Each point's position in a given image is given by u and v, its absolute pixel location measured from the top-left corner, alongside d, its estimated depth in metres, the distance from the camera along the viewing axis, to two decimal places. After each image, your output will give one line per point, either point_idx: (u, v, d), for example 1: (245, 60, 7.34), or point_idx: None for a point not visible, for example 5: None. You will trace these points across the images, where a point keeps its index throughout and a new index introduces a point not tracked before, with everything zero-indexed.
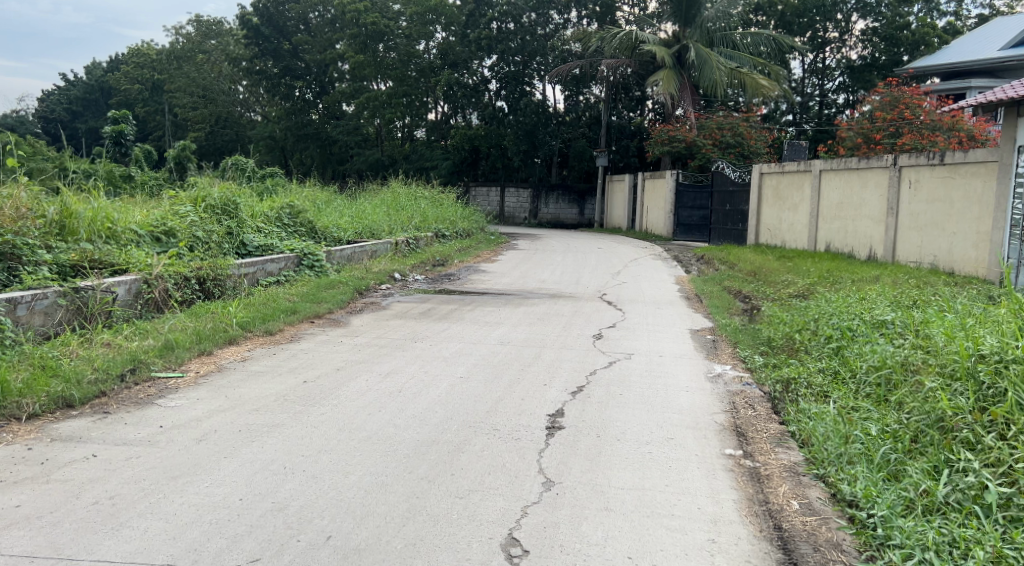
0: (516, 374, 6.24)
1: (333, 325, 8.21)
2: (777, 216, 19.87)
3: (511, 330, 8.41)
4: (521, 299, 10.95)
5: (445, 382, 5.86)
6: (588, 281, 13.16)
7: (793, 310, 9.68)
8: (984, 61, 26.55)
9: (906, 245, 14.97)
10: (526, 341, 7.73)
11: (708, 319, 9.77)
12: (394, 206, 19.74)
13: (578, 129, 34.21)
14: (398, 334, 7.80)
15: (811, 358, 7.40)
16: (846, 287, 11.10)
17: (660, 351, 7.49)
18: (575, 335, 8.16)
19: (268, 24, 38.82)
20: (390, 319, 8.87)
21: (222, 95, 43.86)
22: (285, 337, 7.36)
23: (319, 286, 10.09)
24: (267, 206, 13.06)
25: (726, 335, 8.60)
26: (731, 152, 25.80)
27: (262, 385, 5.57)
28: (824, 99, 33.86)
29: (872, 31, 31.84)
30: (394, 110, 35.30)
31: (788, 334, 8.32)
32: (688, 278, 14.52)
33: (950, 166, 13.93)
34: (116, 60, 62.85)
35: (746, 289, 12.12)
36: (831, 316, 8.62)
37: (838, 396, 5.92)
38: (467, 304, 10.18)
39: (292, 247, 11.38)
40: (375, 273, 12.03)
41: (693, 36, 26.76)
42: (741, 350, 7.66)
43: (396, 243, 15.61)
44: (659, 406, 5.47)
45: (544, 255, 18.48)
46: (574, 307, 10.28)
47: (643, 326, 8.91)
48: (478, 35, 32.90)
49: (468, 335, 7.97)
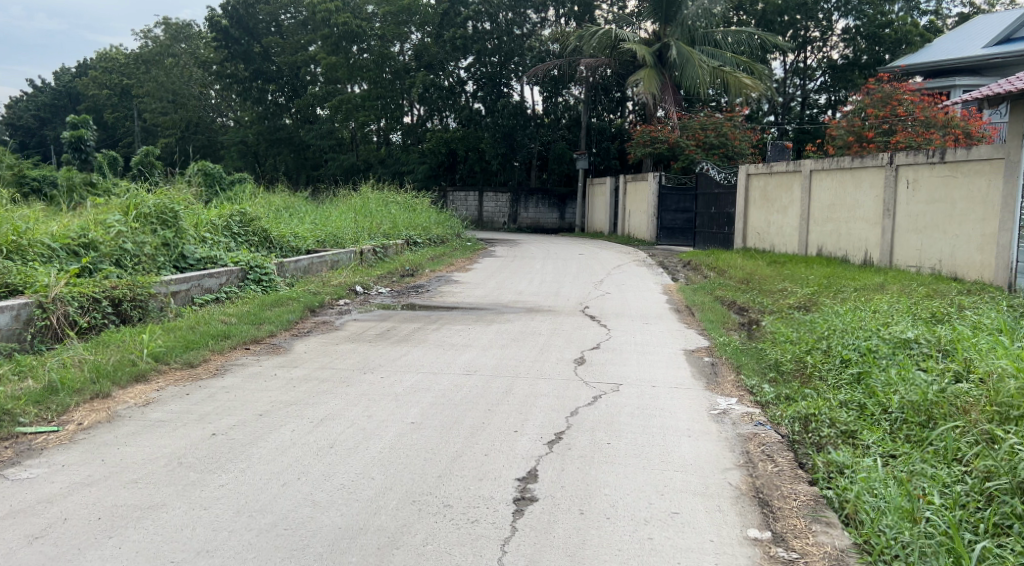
0: (480, 418, 5.11)
1: (271, 352, 7.05)
2: (765, 219, 18.88)
3: (480, 354, 7.30)
4: (493, 315, 9.82)
5: (391, 432, 4.72)
6: (568, 293, 12.08)
7: (797, 326, 8.61)
8: (969, 59, 25.87)
9: (904, 248, 14.00)
10: (494, 370, 6.60)
11: (702, 336, 8.70)
12: (363, 212, 18.57)
13: (558, 132, 33.02)
14: (345, 363, 6.66)
15: (827, 385, 6.34)
16: (851, 297, 10.07)
17: (653, 381, 6.36)
18: (554, 360, 7.03)
19: (237, 25, 37.77)
20: (340, 342, 7.72)
21: (193, 100, 42.42)
22: (209, 369, 6.21)
23: (265, 305, 8.98)
24: (214, 213, 11.89)
25: (726, 357, 7.48)
26: (715, 153, 24.82)
27: (157, 439, 4.41)
28: (805, 100, 33.12)
29: (853, 30, 31.09)
30: (367, 114, 34.27)
31: (793, 355, 7.25)
32: (675, 286, 13.47)
33: (950, 165, 12.96)
34: (85, 66, 61.20)
35: (741, 300, 11.08)
36: (843, 333, 7.56)
37: (874, 443, 4.87)
38: (432, 323, 9.03)
39: (237, 259, 10.21)
40: (333, 287, 10.89)
41: (674, 34, 25.62)
42: (746, 377, 6.58)
43: (361, 252, 14.46)
44: (658, 462, 4.40)
45: (523, 263, 17.41)
46: (554, 324, 9.15)
47: (630, 348, 7.78)
48: (453, 35, 31.92)
49: (428, 363, 6.84)
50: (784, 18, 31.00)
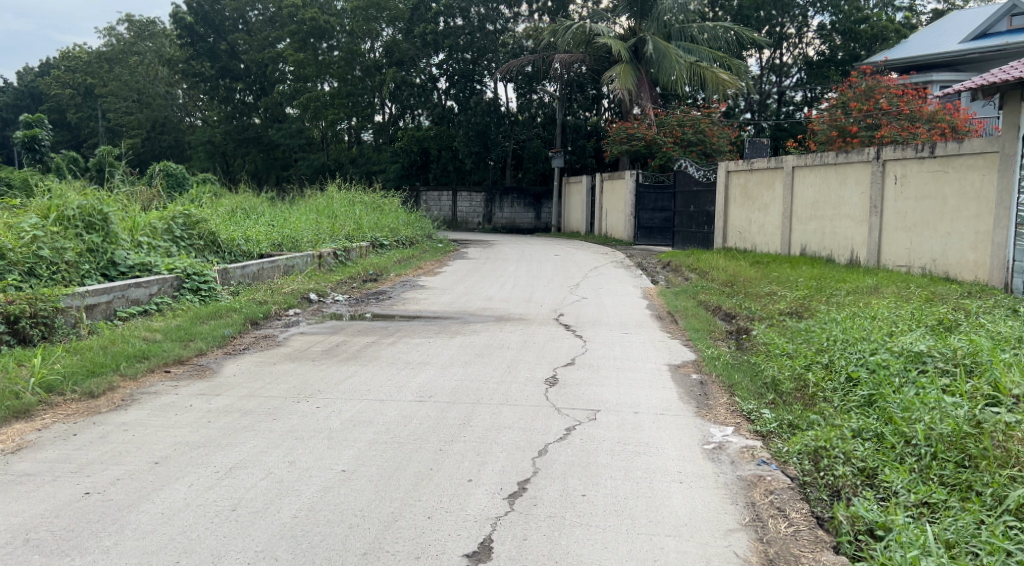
0: (428, 462, 4.21)
1: (194, 376, 6.10)
2: (746, 217, 18.10)
3: (439, 374, 6.40)
4: (458, 325, 8.92)
5: (314, 485, 3.82)
6: (541, 298, 11.19)
7: (792, 335, 7.79)
8: (945, 54, 25.42)
9: (893, 247, 13.26)
10: (451, 395, 5.70)
11: (688, 347, 7.85)
12: (325, 213, 17.59)
13: (533, 130, 32.15)
14: (278, 389, 5.72)
15: (831, 407, 5.51)
16: (846, 302, 9.26)
17: (635, 407, 5.49)
18: (521, 382, 6.13)
19: (203, 22, 36.60)
20: (279, 361, 6.78)
21: (158, 99, 40.94)
22: (113, 399, 5.28)
23: (200, 317, 8.03)
24: (154, 216, 10.91)
25: (716, 373, 6.62)
26: (693, 150, 24.01)
27: (8, 504, 3.47)
28: (782, 97, 32.33)
29: (829, 26, 30.44)
30: (337, 112, 33.36)
31: (792, 371, 6.40)
32: (656, 290, 12.61)
33: (941, 159, 12.24)
34: (48, 64, 59.43)
35: (726, 305, 10.26)
36: (845, 345, 6.74)
37: (903, 488, 4.06)
38: (388, 336, 8.10)
39: (173, 266, 9.23)
40: (282, 296, 9.95)
41: (649, 29, 25.00)
42: (741, 400, 5.74)
43: (319, 256, 13.51)
44: (646, 522, 3.53)
45: (495, 265, 16.54)
46: (524, 336, 8.26)
47: (609, 364, 6.89)
48: (423, 30, 31.00)
49: (376, 386, 5.91)
50: (762, 14, 30.06)
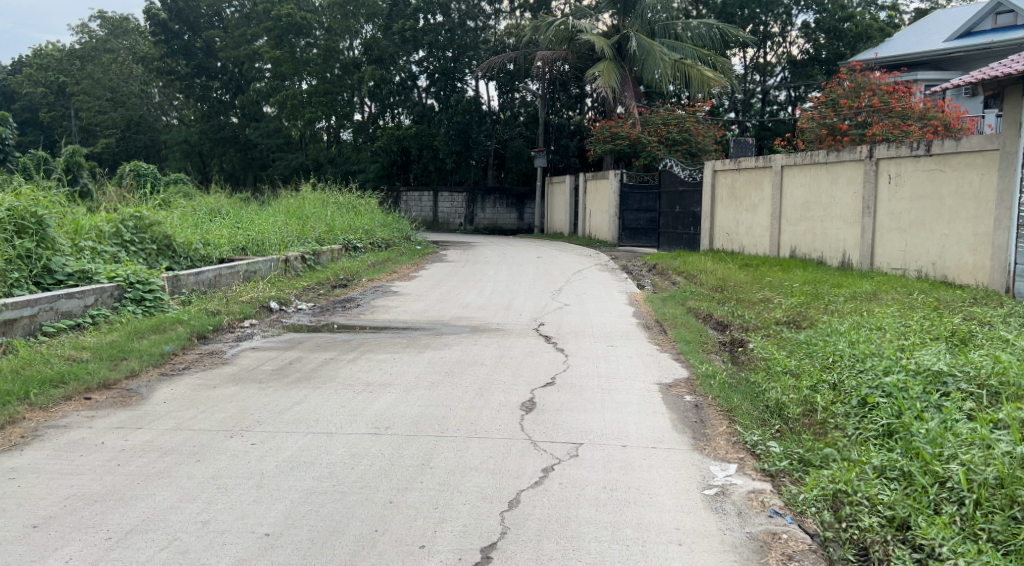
0: (373, 521, 3.47)
1: (117, 404, 5.31)
2: (734, 218, 17.45)
3: (402, 399, 5.66)
4: (429, 337, 8.18)
5: (227, 558, 3.10)
6: (520, 306, 10.44)
7: (793, 349, 7.09)
8: (931, 52, 24.90)
9: (887, 249, 12.62)
10: (412, 426, 4.94)
11: (679, 361, 7.15)
12: (294, 214, 16.78)
13: (515, 129, 31.45)
14: (211, 420, 4.97)
15: (845, 439, 4.79)
16: (847, 310, 8.57)
17: (623, 440, 4.77)
18: (494, 408, 5.38)
19: (177, 19, 35.73)
20: (220, 384, 5.99)
21: (133, 98, 39.83)
22: (10, 437, 4.53)
23: (139, 332, 7.26)
24: (100, 220, 10.12)
25: (712, 394, 5.90)
26: (678, 150, 23.38)
27: None
28: (765, 96, 31.65)
29: (813, 24, 29.94)
30: (315, 110, 31.99)
31: (796, 391, 5.67)
32: (642, 295, 11.92)
33: (937, 157, 11.61)
34: (20, 62, 57.87)
35: (718, 312, 9.59)
36: (853, 363, 6.03)
37: (948, 550, 3.35)
38: (349, 351, 7.32)
39: (115, 274, 8.41)
40: (238, 306, 9.18)
41: (632, 26, 24.43)
42: (742, 430, 5.03)
43: (286, 261, 12.72)
44: None
45: (474, 269, 15.79)
46: (501, 350, 7.52)
47: (593, 384, 6.17)
48: (402, 27, 30.13)
49: (326, 416, 5.14)
50: (746, 12, 29.38)
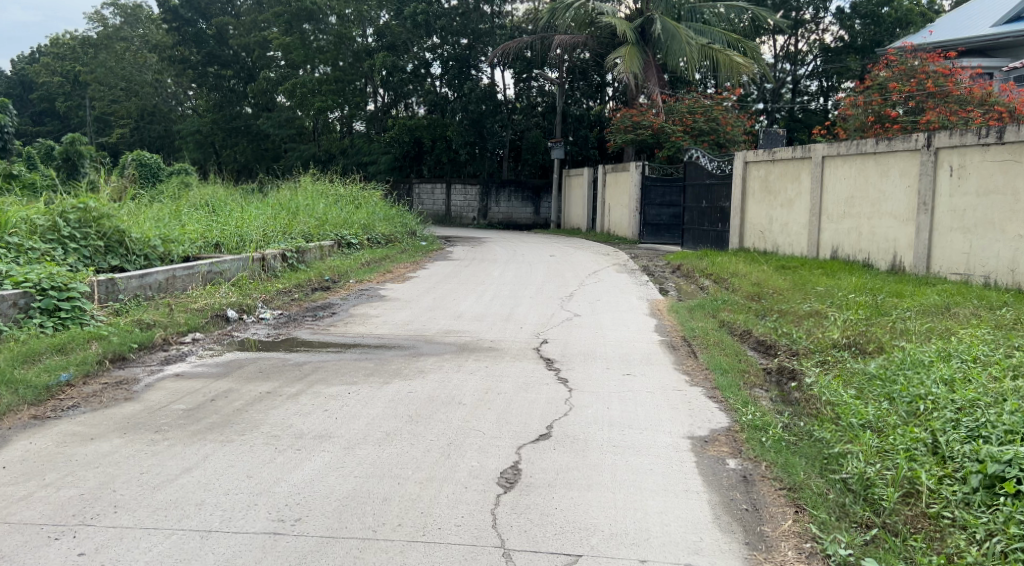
0: None
1: None
2: (768, 214, 15.72)
3: (335, 462, 4.08)
4: (403, 360, 6.61)
5: None
6: (522, 318, 8.84)
7: (864, 387, 5.42)
8: (977, 38, 22.94)
9: (947, 251, 10.89)
10: (334, 518, 3.38)
11: (715, 400, 5.55)
12: (285, 207, 15.25)
13: (532, 119, 29.78)
14: (47, 503, 3.46)
15: (978, 555, 3.14)
16: (921, 331, 6.88)
17: (642, 548, 3.21)
18: (460, 482, 3.82)
19: (188, 6, 34.40)
20: (102, 434, 4.46)
21: (146, 87, 37.91)
22: None
23: (30, 354, 5.75)
24: (29, 214, 8.60)
25: (764, 461, 4.29)
26: (705, 140, 21.63)
27: None
28: (796, 86, 29.73)
29: (848, 9, 27.93)
30: (325, 99, 30.53)
31: (884, 460, 4.02)
32: (666, 303, 10.25)
33: (1011, 145, 9.86)
34: (40, 52, 56.81)
35: (758, 328, 7.95)
36: (955, 414, 4.33)
37: None
38: (295, 382, 5.75)
39: (26, 278, 6.88)
40: (184, 317, 7.65)
41: (658, 7, 22.45)
42: (819, 530, 3.45)
43: (261, 259, 11.19)
44: None
45: (479, 268, 14.19)
46: (489, 380, 5.94)
47: (603, 438, 4.59)
48: (414, 9, 28.31)
49: (216, 496, 3.59)
50: None
